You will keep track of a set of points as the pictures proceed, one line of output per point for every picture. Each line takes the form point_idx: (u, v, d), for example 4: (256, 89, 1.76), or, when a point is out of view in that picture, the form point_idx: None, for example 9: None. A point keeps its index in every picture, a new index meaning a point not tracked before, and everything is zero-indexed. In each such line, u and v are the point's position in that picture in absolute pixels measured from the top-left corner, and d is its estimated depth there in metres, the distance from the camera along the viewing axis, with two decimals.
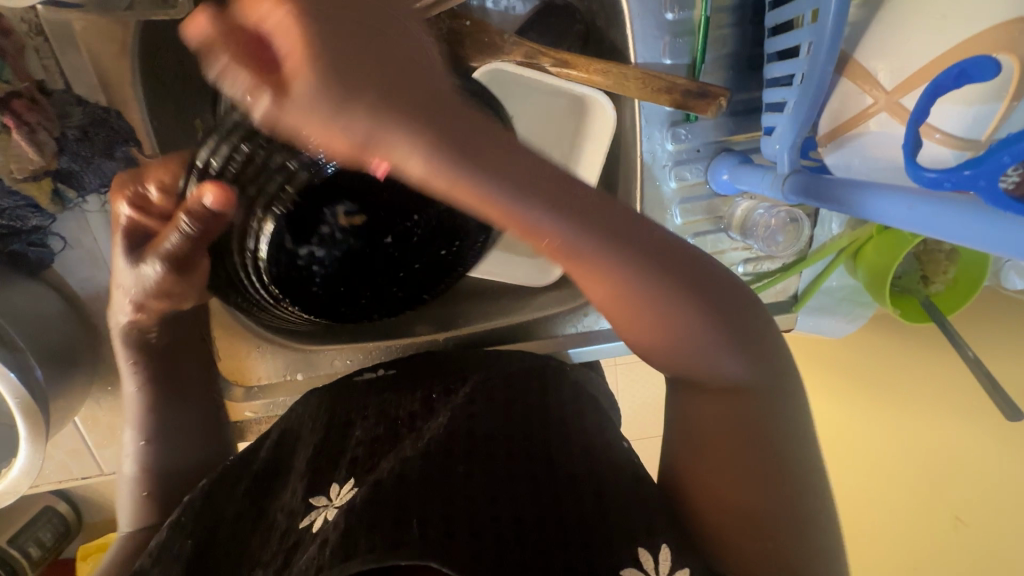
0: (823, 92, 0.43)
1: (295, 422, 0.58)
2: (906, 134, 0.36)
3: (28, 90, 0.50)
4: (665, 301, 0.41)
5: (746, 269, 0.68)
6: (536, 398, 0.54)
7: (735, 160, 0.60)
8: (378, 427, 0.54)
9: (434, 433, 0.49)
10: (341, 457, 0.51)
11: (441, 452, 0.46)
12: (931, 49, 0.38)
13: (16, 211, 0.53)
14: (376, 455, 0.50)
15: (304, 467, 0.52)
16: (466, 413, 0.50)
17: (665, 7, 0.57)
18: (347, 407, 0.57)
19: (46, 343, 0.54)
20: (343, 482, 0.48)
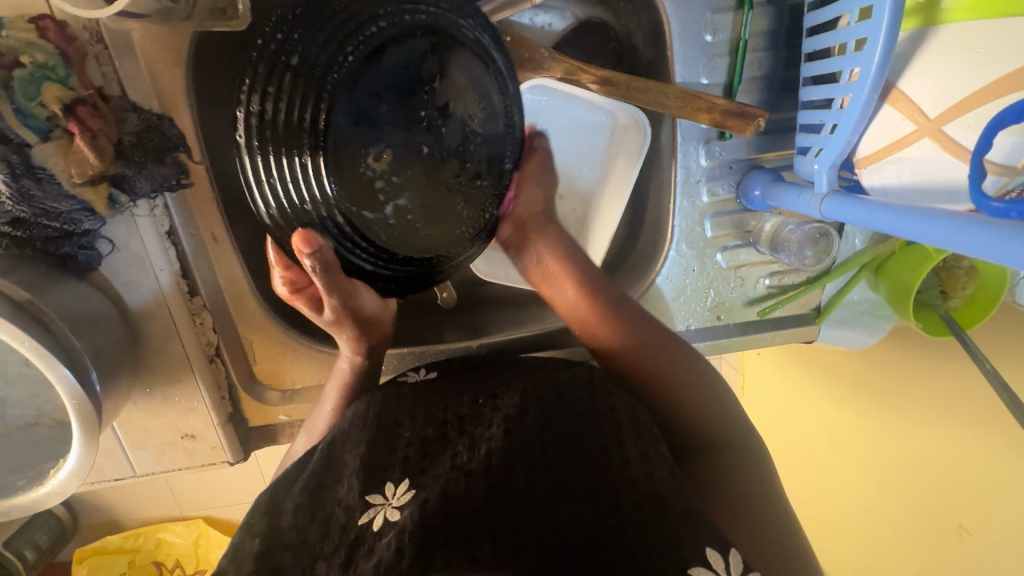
0: (865, 115, 0.46)
1: (346, 423, 0.57)
2: (974, 162, 0.38)
3: (92, 97, 0.51)
4: (611, 306, 0.63)
5: (772, 282, 0.70)
6: (585, 406, 0.55)
7: (767, 177, 0.62)
8: (427, 429, 0.54)
9: (492, 447, 0.50)
10: (393, 458, 0.51)
11: (501, 466, 0.49)
12: (977, 79, 0.40)
13: (71, 215, 0.53)
14: (427, 458, 0.51)
15: (358, 465, 0.51)
16: (522, 426, 0.52)
17: (704, 28, 0.59)
18: (394, 406, 0.57)
19: (97, 344, 0.55)
20: (398, 481, 0.49)
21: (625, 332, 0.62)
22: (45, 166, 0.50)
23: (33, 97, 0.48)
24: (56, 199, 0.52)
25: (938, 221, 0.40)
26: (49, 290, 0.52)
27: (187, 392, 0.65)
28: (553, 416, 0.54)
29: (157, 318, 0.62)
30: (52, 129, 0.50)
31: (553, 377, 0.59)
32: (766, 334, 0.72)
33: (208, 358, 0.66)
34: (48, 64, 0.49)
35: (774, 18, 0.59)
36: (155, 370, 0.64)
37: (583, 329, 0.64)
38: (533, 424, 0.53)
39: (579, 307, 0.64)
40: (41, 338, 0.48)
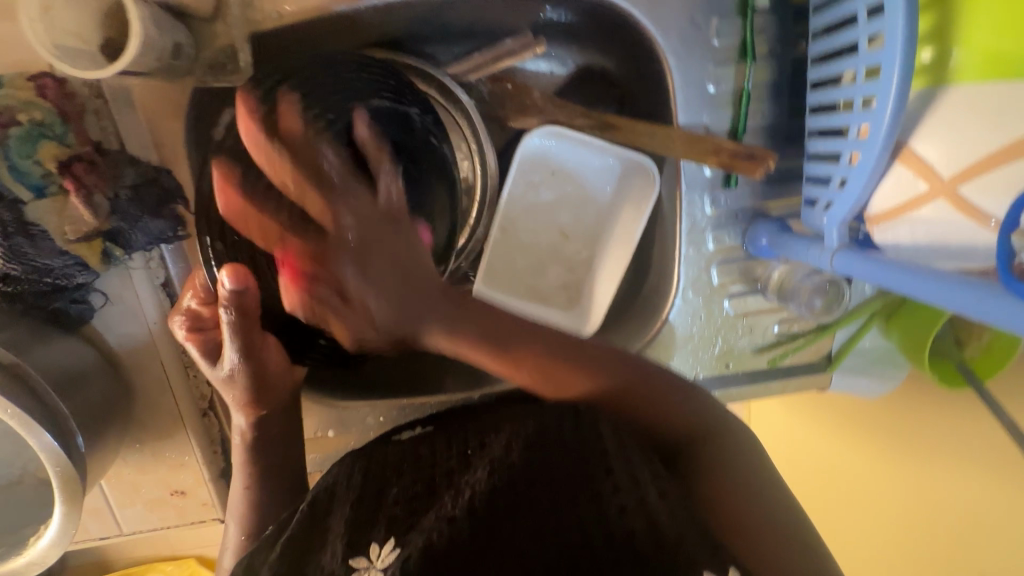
0: (874, 176, 0.45)
1: (331, 481, 0.54)
2: (999, 243, 0.38)
3: (87, 153, 0.51)
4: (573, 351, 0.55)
5: (780, 329, 0.68)
6: (576, 436, 0.49)
7: (774, 227, 0.60)
8: (415, 484, 0.50)
9: (477, 490, 0.46)
10: (376, 517, 0.48)
11: (485, 508, 0.45)
12: (992, 140, 0.39)
13: (64, 270, 0.52)
14: (414, 515, 0.47)
15: (342, 528, 0.48)
16: (507, 467, 0.47)
17: (708, 80, 0.59)
18: (379, 463, 0.54)
19: (81, 400, 0.52)
20: (382, 542, 0.45)
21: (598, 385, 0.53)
22: (39, 222, 0.50)
23: (28, 155, 0.48)
24: (48, 256, 0.51)
25: (962, 288, 0.38)
26: (36, 347, 0.50)
27: (179, 446, 0.63)
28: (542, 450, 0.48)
29: (148, 371, 0.60)
30: (47, 186, 0.50)
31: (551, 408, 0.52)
32: (776, 382, 0.70)
33: (200, 411, 0.63)
34: (45, 122, 0.49)
35: (777, 70, 0.59)
36: (146, 425, 0.62)
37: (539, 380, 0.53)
38: (522, 453, 0.48)
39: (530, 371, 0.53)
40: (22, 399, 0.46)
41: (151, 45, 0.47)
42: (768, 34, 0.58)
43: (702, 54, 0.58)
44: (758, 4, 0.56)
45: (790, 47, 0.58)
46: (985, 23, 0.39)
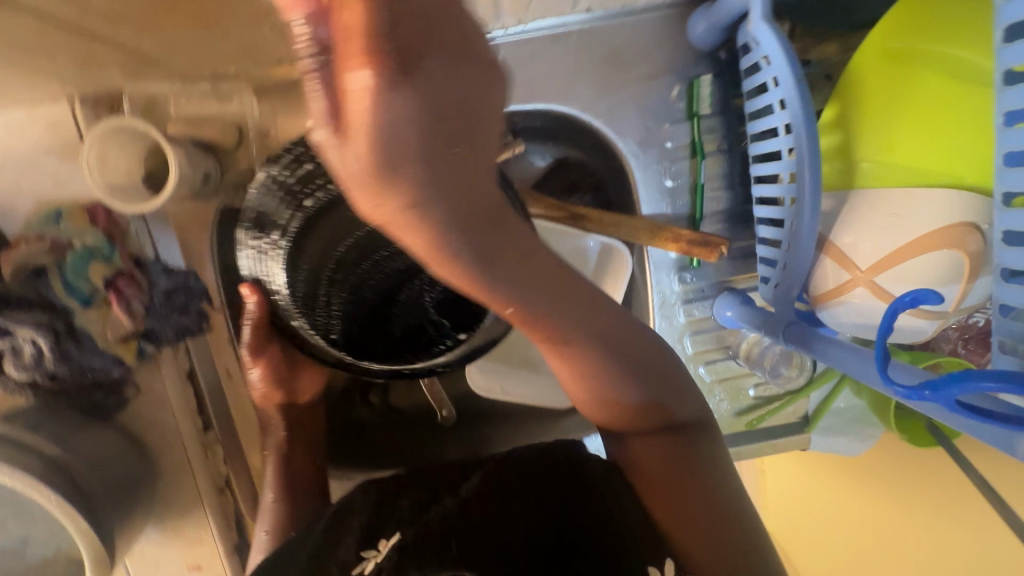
0: (807, 264, 0.50)
1: (351, 498, 0.59)
2: (875, 345, 0.34)
3: (129, 268, 0.59)
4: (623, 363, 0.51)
5: (756, 393, 0.72)
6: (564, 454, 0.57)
7: (737, 299, 0.66)
8: (423, 491, 0.56)
9: (470, 487, 0.55)
10: (389, 519, 0.54)
11: (477, 498, 0.53)
12: (900, 238, 0.45)
13: (103, 368, 0.59)
14: (421, 509, 0.54)
15: (358, 527, 0.54)
16: (495, 472, 0.56)
17: (665, 175, 0.67)
18: (392, 484, 0.58)
19: (108, 482, 0.57)
20: (391, 535, 0.52)
21: (615, 416, 0.55)
22: (85, 326, 0.58)
23: (80, 273, 0.57)
24: (91, 356, 0.58)
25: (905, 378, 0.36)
26: (75, 439, 0.56)
27: (197, 523, 0.67)
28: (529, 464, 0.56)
29: (173, 453, 0.65)
30: (93, 296, 0.58)
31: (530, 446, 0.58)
32: (758, 443, 0.73)
33: (218, 488, 0.69)
34: (95, 247, 0.58)
35: (728, 163, 0.66)
36: (169, 504, 0.66)
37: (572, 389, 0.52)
38: (511, 466, 0.56)
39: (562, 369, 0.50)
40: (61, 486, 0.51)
41: (185, 179, 0.56)
42: (716, 134, 0.66)
43: (658, 153, 0.66)
44: (702, 110, 0.65)
45: (738, 143, 0.66)
46: (875, 142, 0.46)
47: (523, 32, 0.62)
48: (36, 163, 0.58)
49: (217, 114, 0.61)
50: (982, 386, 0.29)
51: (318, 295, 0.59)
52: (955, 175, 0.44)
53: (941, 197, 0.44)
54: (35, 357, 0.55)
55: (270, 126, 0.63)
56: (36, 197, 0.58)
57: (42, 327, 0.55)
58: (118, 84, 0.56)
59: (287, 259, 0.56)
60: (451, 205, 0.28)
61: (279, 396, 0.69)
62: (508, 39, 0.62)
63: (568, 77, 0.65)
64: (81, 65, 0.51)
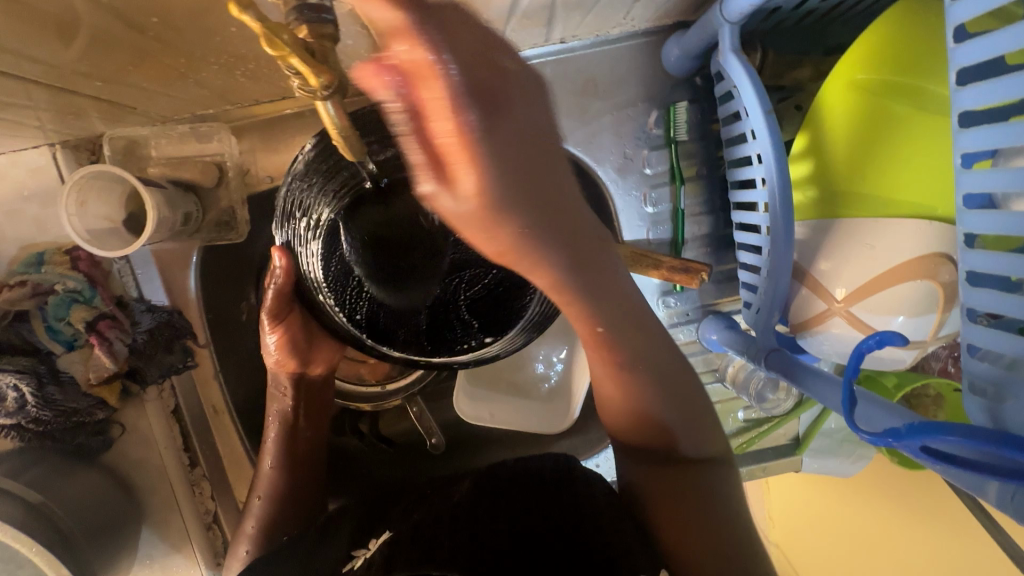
0: (783, 292, 0.50)
1: (343, 509, 0.59)
2: (843, 388, 0.35)
3: (111, 310, 0.60)
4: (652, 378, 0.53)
5: (745, 415, 0.72)
6: (551, 473, 0.55)
7: (722, 323, 0.65)
8: (411, 500, 0.57)
9: (461, 493, 0.54)
10: (377, 524, 0.54)
11: (468, 505, 0.52)
12: (873, 269, 0.45)
13: (87, 410, 0.59)
14: (407, 513, 0.54)
15: (347, 533, 0.54)
16: (485, 477, 0.55)
17: (645, 202, 0.67)
18: (380, 501, 0.59)
19: (91, 524, 0.57)
20: (380, 534, 0.52)
21: (640, 427, 0.54)
22: (67, 370, 0.57)
23: (62, 317, 0.57)
24: (74, 399, 0.58)
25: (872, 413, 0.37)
26: (57, 483, 0.56)
27: (184, 563, 0.66)
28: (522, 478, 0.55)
29: (158, 490, 0.65)
30: (76, 339, 0.58)
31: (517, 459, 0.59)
32: (749, 467, 0.73)
33: (204, 525, 0.69)
34: (77, 290, 0.58)
35: (707, 187, 0.66)
36: (155, 542, 0.66)
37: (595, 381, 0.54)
38: (499, 478, 0.55)
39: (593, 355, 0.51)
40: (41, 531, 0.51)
41: (165, 221, 0.57)
42: (695, 159, 0.66)
43: (637, 179, 0.66)
44: (679, 136, 0.65)
45: (717, 168, 0.66)
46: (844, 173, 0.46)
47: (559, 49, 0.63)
48: (19, 209, 0.58)
49: (196, 154, 0.61)
50: (943, 439, 0.29)
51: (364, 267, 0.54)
52: (925, 205, 0.44)
53: (912, 227, 0.44)
54: (18, 402, 0.54)
55: (251, 163, 0.64)
56: (19, 243, 0.59)
57: (25, 372, 0.55)
58: (100, 129, 0.57)
59: (326, 235, 0.53)
60: (545, 224, 0.36)
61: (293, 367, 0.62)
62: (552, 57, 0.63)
63: None
64: (60, 115, 0.51)
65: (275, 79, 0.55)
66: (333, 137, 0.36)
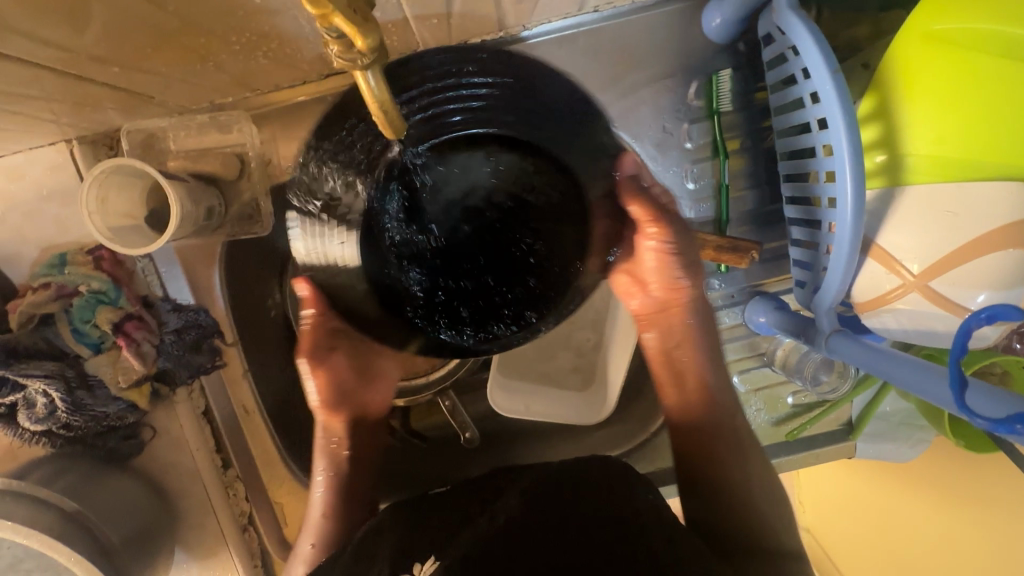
0: (849, 267, 0.46)
1: (381, 519, 0.58)
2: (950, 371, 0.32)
3: (137, 310, 0.57)
4: (710, 371, 0.62)
5: (795, 400, 0.69)
6: (600, 483, 0.54)
7: (770, 304, 0.62)
8: (453, 516, 0.54)
9: (508, 510, 0.51)
10: (422, 543, 0.51)
11: (517, 530, 0.49)
12: (953, 240, 0.41)
13: (117, 414, 0.57)
14: (451, 534, 0.51)
15: (390, 552, 0.51)
16: (534, 495, 0.52)
17: (686, 177, 0.63)
18: (423, 508, 0.57)
19: (125, 532, 0.55)
20: (425, 559, 0.49)
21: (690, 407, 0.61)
22: (95, 375, 0.55)
23: (87, 320, 0.55)
24: (104, 404, 0.56)
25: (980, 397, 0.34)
26: (92, 491, 0.54)
27: (221, 564, 0.65)
28: (571, 494, 0.53)
29: (192, 493, 0.64)
30: (103, 341, 0.56)
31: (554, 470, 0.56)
32: (799, 455, 0.69)
33: (241, 528, 0.67)
34: (101, 290, 0.56)
35: (751, 161, 0.62)
36: (191, 545, 0.64)
37: (647, 322, 0.63)
38: (547, 495, 0.52)
39: (652, 313, 0.62)
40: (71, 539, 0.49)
41: (188, 215, 0.55)
42: (738, 132, 0.62)
43: (677, 155, 0.63)
44: (722, 107, 0.60)
45: (762, 139, 0.61)
46: (923, 134, 0.42)
47: (529, 37, 0.60)
48: (38, 209, 0.56)
49: (216, 145, 0.59)
50: None
51: (389, 261, 0.51)
52: (1017, 167, 0.40)
53: (1002, 192, 0.40)
54: (48, 408, 0.54)
55: (272, 153, 0.62)
56: (41, 244, 0.57)
57: (53, 377, 0.53)
58: (117, 122, 0.55)
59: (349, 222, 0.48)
60: None
61: (343, 413, 0.68)
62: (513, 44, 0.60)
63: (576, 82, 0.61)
64: (76, 108, 0.49)
65: (297, 59, 0.51)
66: (373, 110, 0.32)
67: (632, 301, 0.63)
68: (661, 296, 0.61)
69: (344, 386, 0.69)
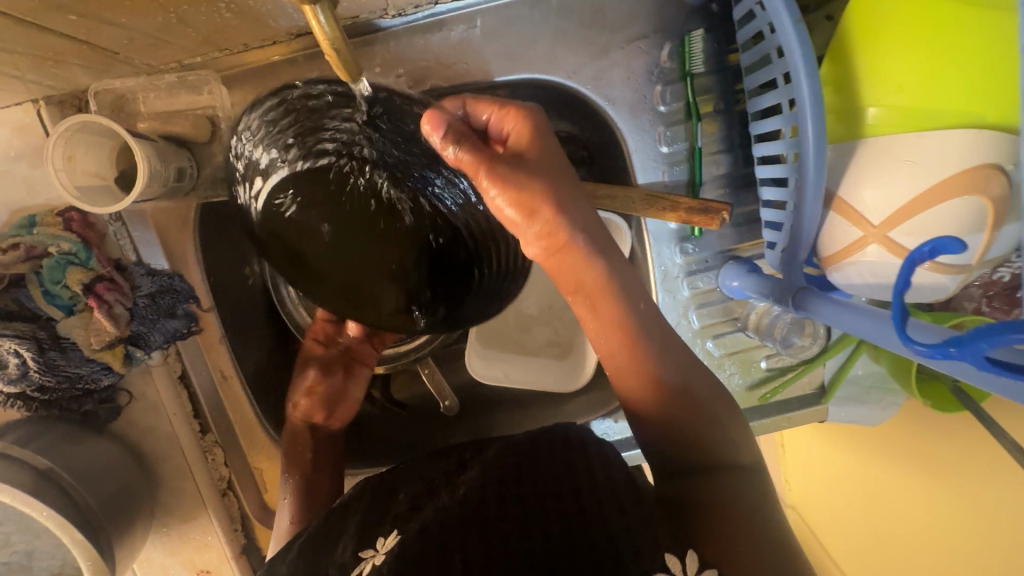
0: (814, 221, 0.47)
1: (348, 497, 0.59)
2: (892, 303, 0.33)
3: (109, 272, 0.57)
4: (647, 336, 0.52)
5: (769, 364, 0.69)
6: (564, 456, 0.52)
7: (743, 268, 0.62)
8: (419, 487, 0.55)
9: (470, 483, 0.50)
10: (385, 516, 0.51)
11: (479, 497, 0.48)
12: (911, 189, 0.42)
13: (91, 376, 0.58)
14: (417, 507, 0.51)
15: (354, 528, 0.52)
16: (497, 464, 0.52)
17: (660, 141, 0.63)
18: (389, 481, 0.58)
19: (103, 491, 0.55)
20: (387, 533, 0.49)
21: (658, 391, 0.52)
22: (69, 336, 0.55)
23: (57, 281, 0.55)
24: (78, 364, 0.56)
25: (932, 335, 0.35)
26: (67, 451, 0.55)
27: (202, 527, 0.66)
28: (534, 456, 0.52)
29: (171, 457, 0.64)
30: (75, 304, 0.56)
31: (515, 442, 0.55)
32: (771, 418, 0.70)
33: (219, 492, 0.67)
34: (71, 252, 0.56)
35: (725, 123, 0.62)
36: (171, 509, 0.65)
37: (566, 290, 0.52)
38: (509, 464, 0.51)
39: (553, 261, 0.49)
40: (48, 496, 0.50)
41: (156, 175, 0.54)
42: (711, 94, 0.61)
43: (651, 119, 0.63)
44: (695, 69, 0.60)
45: (735, 102, 0.61)
46: (886, 83, 0.42)
47: None
48: (7, 171, 0.56)
49: (187, 107, 0.58)
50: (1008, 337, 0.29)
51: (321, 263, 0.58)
52: (977, 113, 0.39)
53: (959, 139, 0.40)
54: (21, 368, 0.54)
55: None
56: (10, 207, 0.57)
57: (24, 337, 0.53)
58: (85, 82, 0.55)
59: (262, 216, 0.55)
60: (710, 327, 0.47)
61: (320, 417, 0.71)
62: (485, 5, 0.60)
63: (549, 44, 0.61)
64: (38, 63, 0.48)
65: (263, 14, 0.51)
66: (325, 51, 0.33)
67: (529, 249, 0.49)
68: (540, 242, 0.47)
69: (335, 398, 0.72)
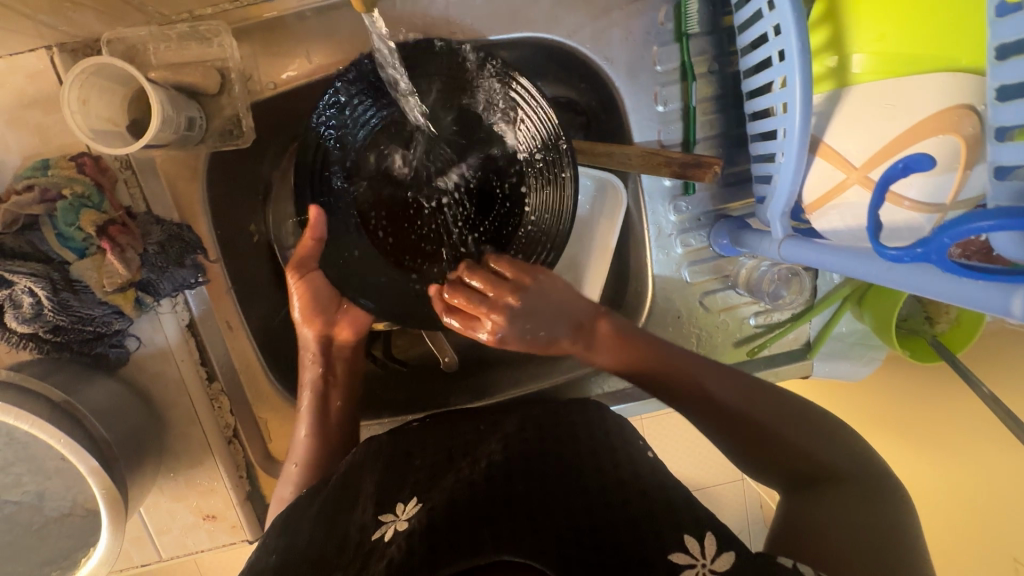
0: (799, 168, 0.49)
1: (358, 460, 0.60)
2: (869, 216, 0.39)
3: (120, 217, 0.60)
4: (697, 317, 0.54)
5: (758, 321, 0.72)
6: (580, 433, 0.58)
7: (733, 225, 0.65)
8: (437, 455, 0.58)
9: (491, 459, 0.54)
10: (404, 482, 0.55)
11: (501, 473, 0.53)
12: (889, 131, 0.44)
13: (103, 319, 0.60)
14: (435, 477, 0.54)
15: (371, 489, 0.54)
16: (519, 440, 0.57)
17: (656, 100, 0.65)
18: (406, 442, 0.60)
19: (116, 428, 0.58)
20: (408, 500, 0.52)
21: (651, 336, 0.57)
22: (81, 278, 0.57)
23: (72, 223, 0.56)
24: (90, 306, 0.58)
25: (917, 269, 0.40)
26: (81, 388, 0.57)
27: (209, 472, 0.68)
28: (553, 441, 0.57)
29: (179, 402, 0.66)
30: (88, 247, 0.57)
31: (537, 422, 0.60)
32: (759, 372, 0.73)
33: (225, 439, 0.69)
34: (85, 195, 0.57)
35: (719, 84, 0.64)
36: (178, 455, 0.67)
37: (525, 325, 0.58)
38: (529, 448, 0.56)
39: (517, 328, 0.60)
40: (67, 427, 0.52)
41: (169, 120, 0.56)
42: (706, 54, 0.64)
43: (647, 79, 0.65)
44: (691, 30, 0.63)
45: (728, 64, 0.64)
46: (867, 33, 0.45)
47: None
48: (19, 116, 0.57)
49: (198, 58, 0.60)
50: (971, 225, 0.33)
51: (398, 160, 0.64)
52: (953, 57, 0.42)
53: (934, 82, 0.42)
54: (34, 308, 0.56)
55: (252, 69, 0.64)
56: (22, 151, 0.58)
57: (39, 277, 0.55)
58: (97, 29, 0.56)
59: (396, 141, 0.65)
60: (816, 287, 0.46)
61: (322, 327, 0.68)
62: None
63: (550, 4, 0.63)
64: (56, 4, 0.49)
65: None
66: None
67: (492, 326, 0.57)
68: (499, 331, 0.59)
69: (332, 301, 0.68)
